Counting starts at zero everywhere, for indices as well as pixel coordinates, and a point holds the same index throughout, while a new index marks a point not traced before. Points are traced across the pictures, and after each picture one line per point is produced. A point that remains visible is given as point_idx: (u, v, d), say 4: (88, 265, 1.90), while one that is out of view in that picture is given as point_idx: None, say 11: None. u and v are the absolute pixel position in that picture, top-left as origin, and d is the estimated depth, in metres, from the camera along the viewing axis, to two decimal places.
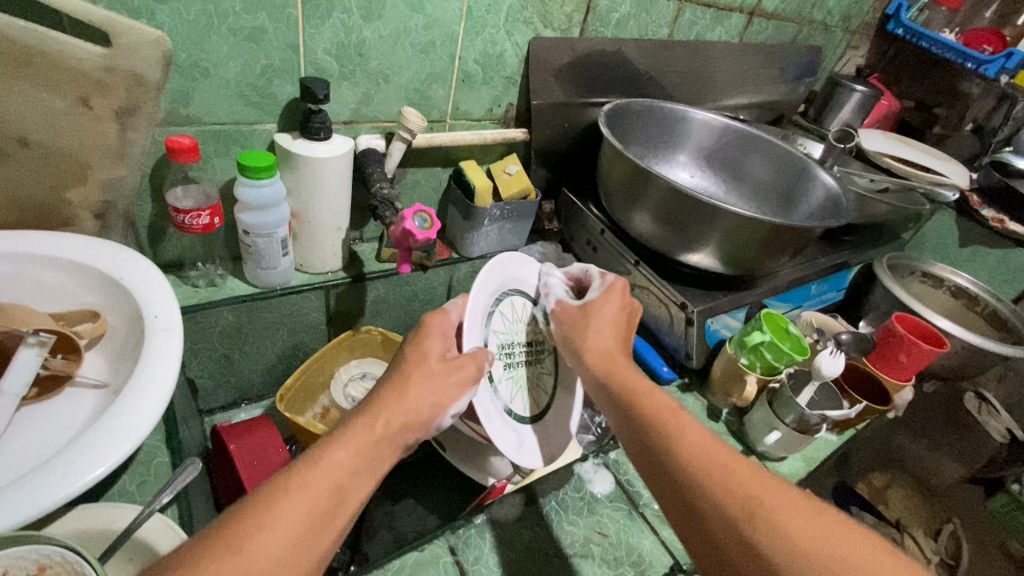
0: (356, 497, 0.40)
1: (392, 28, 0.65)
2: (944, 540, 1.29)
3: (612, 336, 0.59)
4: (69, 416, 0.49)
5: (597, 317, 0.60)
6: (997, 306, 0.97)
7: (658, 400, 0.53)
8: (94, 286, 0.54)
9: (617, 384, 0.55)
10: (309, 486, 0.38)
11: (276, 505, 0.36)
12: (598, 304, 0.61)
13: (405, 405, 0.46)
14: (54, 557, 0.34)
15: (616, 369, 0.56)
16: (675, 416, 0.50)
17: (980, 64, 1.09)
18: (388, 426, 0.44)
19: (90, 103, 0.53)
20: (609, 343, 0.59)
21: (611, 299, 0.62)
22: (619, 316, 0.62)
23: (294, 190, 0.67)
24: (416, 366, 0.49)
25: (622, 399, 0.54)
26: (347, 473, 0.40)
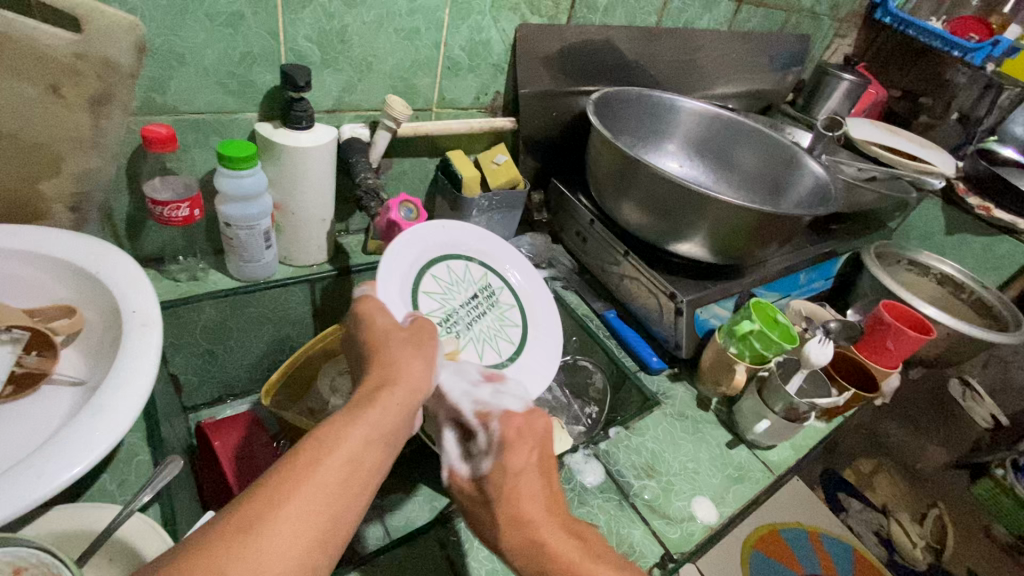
0: (372, 466, 0.39)
1: (375, 14, 0.64)
2: (930, 525, 1.31)
3: (533, 496, 0.45)
4: (46, 415, 0.48)
5: (500, 497, 0.45)
6: (982, 294, 0.98)
7: (611, 575, 0.40)
8: (70, 281, 0.53)
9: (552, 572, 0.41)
10: (315, 466, 0.36)
11: (285, 493, 0.34)
12: (499, 470, 0.46)
13: (404, 375, 0.44)
14: (29, 559, 0.33)
15: (548, 547, 0.42)
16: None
17: (967, 51, 1.12)
18: (390, 396, 0.42)
19: (60, 91, 0.51)
20: (534, 511, 0.44)
21: (516, 455, 0.47)
22: (531, 472, 0.46)
23: (276, 180, 0.65)
24: (392, 336, 0.48)
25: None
26: (358, 447, 0.38)
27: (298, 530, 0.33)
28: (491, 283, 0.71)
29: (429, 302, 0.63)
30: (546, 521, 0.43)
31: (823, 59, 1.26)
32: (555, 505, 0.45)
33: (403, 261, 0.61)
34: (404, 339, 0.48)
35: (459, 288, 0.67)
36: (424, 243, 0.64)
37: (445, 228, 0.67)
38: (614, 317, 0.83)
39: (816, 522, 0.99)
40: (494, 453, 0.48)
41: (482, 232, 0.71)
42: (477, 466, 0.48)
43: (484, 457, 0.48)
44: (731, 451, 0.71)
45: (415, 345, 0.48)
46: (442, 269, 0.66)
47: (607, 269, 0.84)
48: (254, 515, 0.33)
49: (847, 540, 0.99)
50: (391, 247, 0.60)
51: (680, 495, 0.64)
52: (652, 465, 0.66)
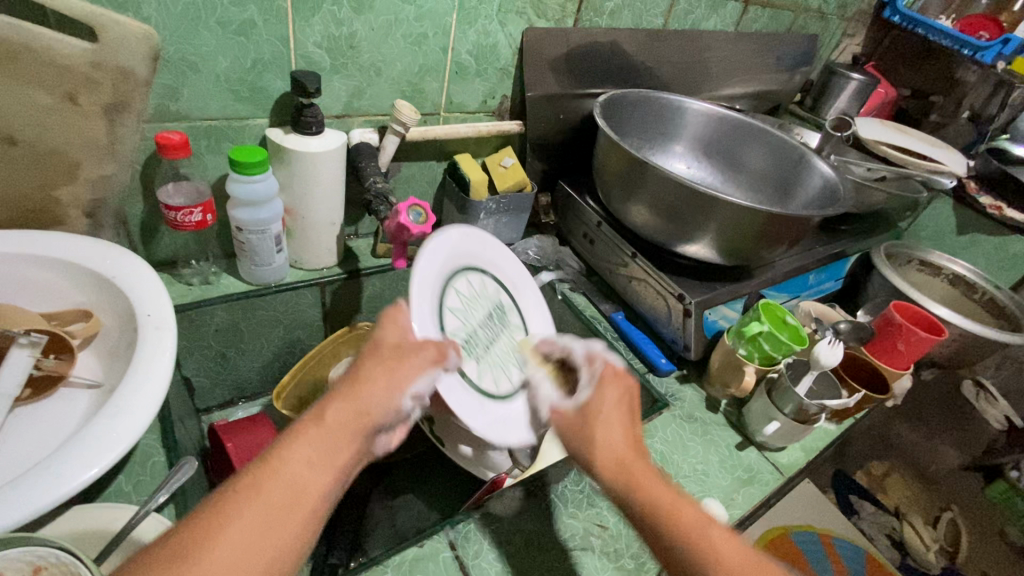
0: (317, 491, 0.38)
1: (383, 20, 0.64)
2: (944, 527, 1.29)
3: (620, 431, 0.49)
4: (64, 417, 0.48)
5: (598, 424, 0.49)
6: (995, 294, 0.97)
7: (687, 505, 0.43)
8: (87, 286, 0.53)
9: (638, 500, 0.44)
10: (253, 494, 0.36)
11: (225, 519, 0.34)
12: (595, 400, 0.50)
13: (359, 395, 0.43)
14: (49, 558, 0.34)
15: (634, 477, 0.45)
16: (714, 532, 0.42)
17: (977, 50, 1.08)
18: (336, 418, 0.42)
19: (77, 100, 0.52)
20: (619, 443, 0.48)
21: (607, 391, 0.51)
22: (620, 405, 0.51)
23: (287, 185, 0.66)
24: (369, 352, 0.46)
25: (644, 518, 0.43)
26: (301, 472, 0.38)
27: (234, 562, 0.33)
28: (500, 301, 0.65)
29: (452, 320, 0.56)
30: (629, 454, 0.47)
31: (831, 59, 1.25)
32: (636, 441, 0.49)
33: (432, 272, 0.54)
34: (380, 358, 0.46)
35: (476, 304, 0.61)
36: (449, 252, 0.58)
37: (466, 236, 0.62)
38: (622, 319, 0.83)
39: (827, 525, 0.98)
40: (592, 385, 0.52)
41: (491, 241, 0.66)
42: (576, 398, 0.52)
43: (583, 388, 0.53)
44: (741, 453, 0.71)
45: (389, 367, 0.45)
46: (462, 282, 0.60)
47: (615, 271, 0.85)
48: (191, 544, 0.33)
49: (858, 543, 0.98)
50: (422, 253, 0.53)
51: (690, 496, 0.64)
52: (661, 467, 0.66)
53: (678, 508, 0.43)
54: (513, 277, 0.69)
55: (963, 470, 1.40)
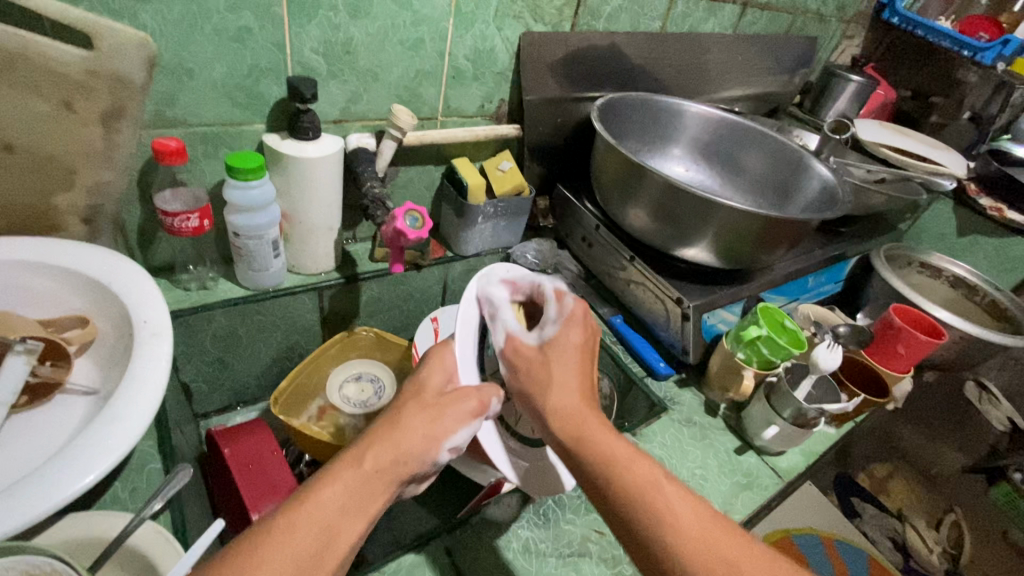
0: (351, 536, 0.39)
1: (379, 25, 0.65)
2: (945, 530, 1.30)
3: (575, 383, 0.51)
4: (60, 424, 0.48)
5: (557, 363, 0.53)
6: (996, 296, 0.96)
7: (639, 464, 0.45)
8: (83, 291, 0.54)
9: (589, 454, 0.46)
10: (292, 532, 0.36)
11: (260, 554, 0.35)
12: (559, 340, 0.54)
13: (399, 439, 0.44)
14: (43, 567, 0.34)
15: (587, 434, 0.47)
16: (667, 491, 0.43)
17: (977, 51, 1.08)
18: (375, 462, 0.42)
19: (73, 107, 0.52)
20: (573, 395, 0.50)
21: (570, 333, 0.55)
22: (571, 350, 0.54)
23: (284, 190, 0.66)
24: (414, 397, 0.48)
25: (596, 476, 0.45)
26: (335, 513, 0.39)
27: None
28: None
29: (496, 360, 0.58)
30: (582, 414, 0.49)
31: (830, 61, 1.25)
32: (588, 394, 0.51)
33: (472, 316, 0.57)
34: (424, 408, 0.47)
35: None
36: (492, 291, 0.58)
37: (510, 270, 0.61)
38: (620, 322, 0.83)
39: (830, 528, 0.98)
40: (559, 322, 0.56)
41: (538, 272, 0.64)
42: (542, 334, 0.55)
43: (548, 325, 0.56)
44: (740, 457, 0.71)
45: (432, 416, 0.47)
46: None
47: (613, 274, 0.84)
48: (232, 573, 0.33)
49: (861, 546, 0.97)
50: (466, 293, 0.57)
51: None
52: None
53: (630, 465, 0.44)
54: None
55: (965, 472, 1.39)
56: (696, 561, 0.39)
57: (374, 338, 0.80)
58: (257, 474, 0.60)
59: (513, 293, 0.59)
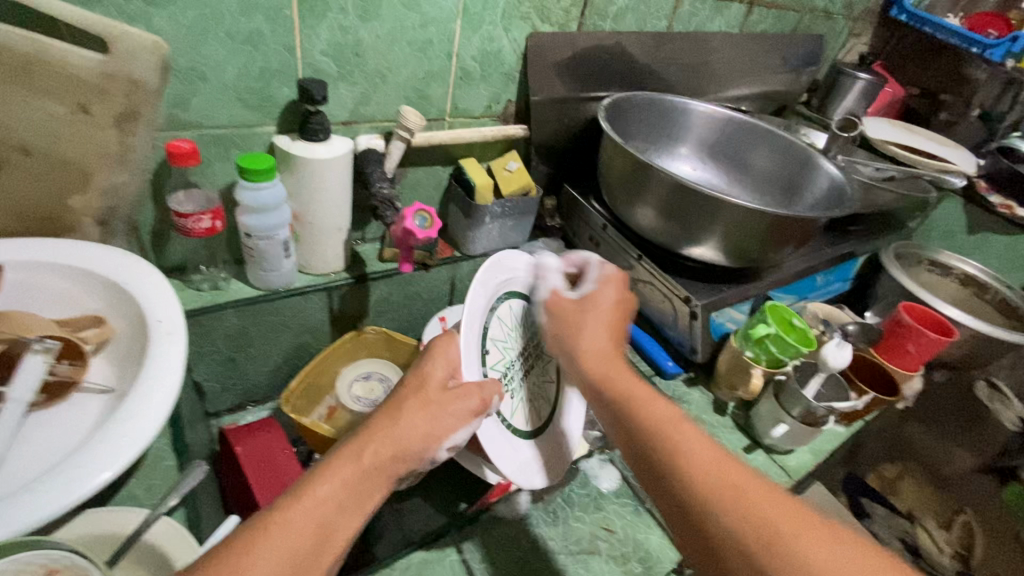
0: (344, 534, 0.39)
1: (388, 27, 0.65)
2: (956, 531, 1.28)
3: (606, 335, 0.56)
4: (76, 422, 0.49)
5: (592, 314, 0.58)
6: (1006, 294, 0.96)
7: (659, 404, 0.49)
8: (100, 292, 0.54)
9: (614, 391, 0.51)
10: (287, 528, 0.37)
11: (255, 548, 0.35)
12: (596, 296, 0.59)
13: (398, 434, 0.45)
14: (64, 561, 0.35)
15: (614, 375, 0.53)
16: (684, 429, 0.46)
17: (985, 48, 1.07)
18: (375, 458, 0.43)
19: (89, 110, 0.53)
20: (604, 345, 0.55)
21: (607, 292, 0.60)
22: (609, 310, 0.58)
23: (294, 192, 0.67)
24: (416, 391, 0.48)
25: (622, 409, 0.49)
26: (331, 509, 0.39)
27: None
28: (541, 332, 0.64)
29: (493, 354, 0.56)
30: (611, 358, 0.54)
31: (837, 59, 1.24)
32: (618, 347, 0.56)
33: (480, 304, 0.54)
34: (425, 403, 0.47)
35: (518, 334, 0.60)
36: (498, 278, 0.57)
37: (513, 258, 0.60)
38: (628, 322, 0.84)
39: None
40: (597, 283, 0.61)
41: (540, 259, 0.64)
42: (582, 291, 0.61)
43: (587, 285, 0.62)
44: (748, 455, 0.71)
45: (433, 412, 0.47)
46: (505, 310, 0.59)
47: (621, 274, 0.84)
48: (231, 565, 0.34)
49: None
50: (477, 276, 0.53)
51: None
52: None
53: (648, 402, 0.49)
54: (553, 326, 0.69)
55: (976, 472, 1.39)
56: (699, 482, 0.41)
57: (383, 338, 0.79)
58: (269, 472, 0.61)
59: (565, 264, 0.64)
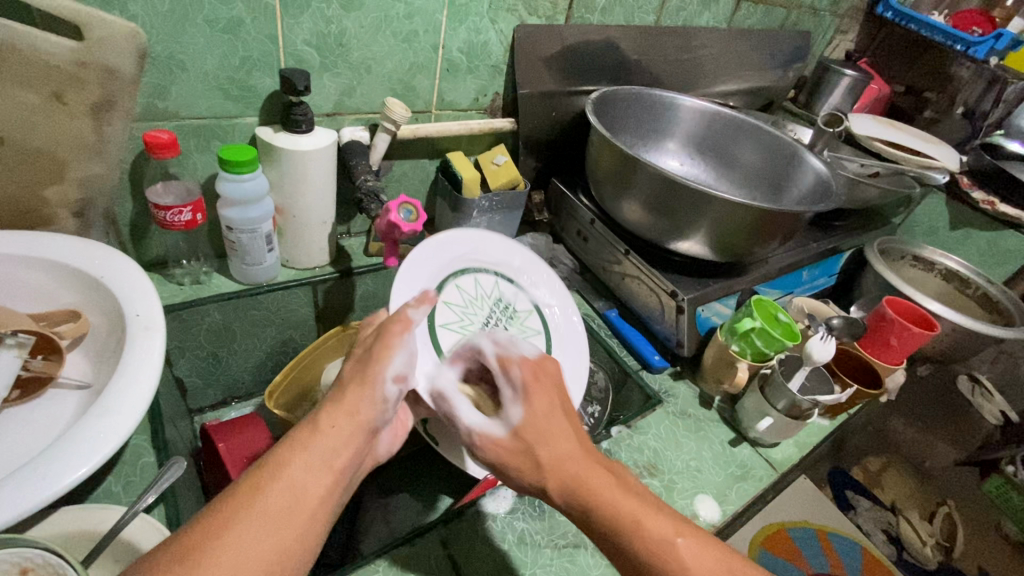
0: (318, 489, 0.39)
1: (373, 17, 0.64)
2: (939, 522, 1.29)
3: (569, 446, 0.47)
4: (53, 417, 0.48)
5: (539, 446, 0.47)
6: (988, 289, 0.97)
7: (627, 498, 0.44)
8: (75, 285, 0.53)
9: (598, 513, 0.44)
10: (251, 498, 0.36)
11: (228, 517, 0.35)
12: (528, 418, 0.49)
13: (343, 399, 0.44)
14: (36, 559, 0.34)
15: (590, 486, 0.45)
16: (682, 543, 0.42)
17: (969, 46, 1.10)
18: (329, 421, 0.42)
19: (64, 99, 0.52)
20: (572, 461, 0.46)
21: (538, 403, 0.50)
22: (555, 417, 0.49)
23: (277, 184, 0.66)
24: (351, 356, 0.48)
25: (609, 531, 0.43)
26: (297, 469, 0.39)
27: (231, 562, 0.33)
28: (508, 296, 0.65)
29: (449, 334, 0.58)
30: (583, 463, 0.46)
31: (824, 56, 1.25)
32: (585, 449, 0.48)
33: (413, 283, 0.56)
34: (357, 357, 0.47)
35: (478, 306, 0.62)
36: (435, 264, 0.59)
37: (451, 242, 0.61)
38: (615, 316, 0.84)
39: (825, 521, 0.99)
40: (520, 399, 0.50)
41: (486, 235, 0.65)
42: (507, 416, 0.50)
43: (511, 402, 0.51)
44: (734, 448, 0.72)
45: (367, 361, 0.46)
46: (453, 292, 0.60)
47: (609, 268, 0.84)
48: (198, 542, 0.33)
49: (854, 538, 0.97)
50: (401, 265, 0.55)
51: (683, 493, 0.64)
52: (653, 464, 0.66)
53: (622, 504, 0.44)
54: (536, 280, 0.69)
55: (960, 465, 1.41)
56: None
57: None
58: (252, 468, 0.60)
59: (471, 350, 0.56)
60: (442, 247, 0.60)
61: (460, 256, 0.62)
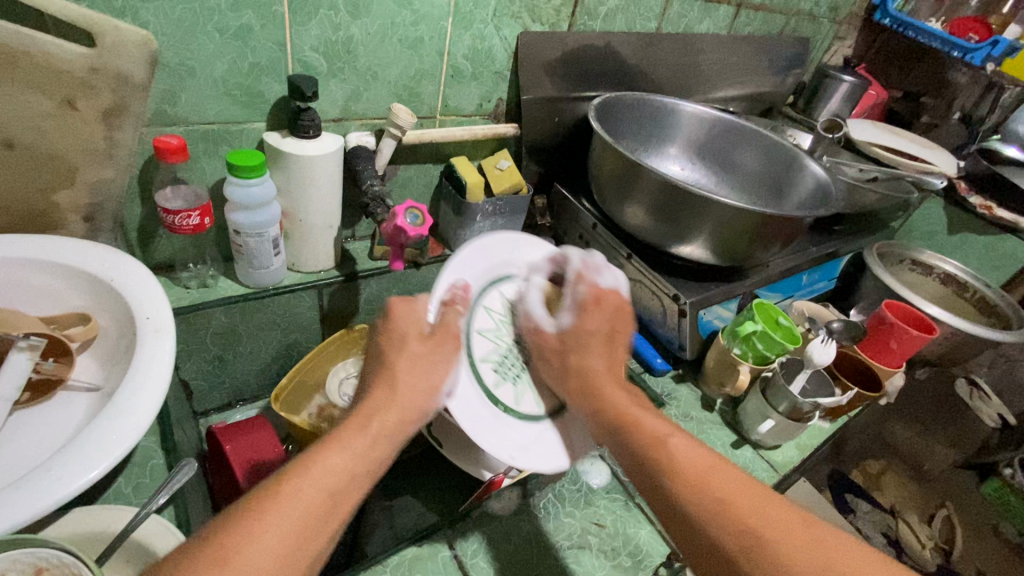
0: (350, 497, 0.39)
1: (380, 24, 0.65)
2: (938, 525, 1.29)
3: (598, 356, 0.56)
4: (63, 420, 0.49)
5: (576, 350, 0.57)
6: (985, 292, 0.98)
7: (655, 420, 0.49)
8: (86, 289, 0.54)
9: (602, 401, 0.52)
10: (298, 493, 0.37)
11: (267, 515, 0.35)
12: (577, 326, 0.58)
13: (402, 400, 0.46)
14: (51, 559, 0.34)
15: (599, 388, 0.54)
16: (672, 441, 0.46)
17: (965, 52, 1.10)
18: (382, 424, 0.44)
19: (76, 104, 0.52)
20: (598, 368, 0.55)
21: (590, 318, 0.58)
22: (599, 336, 0.58)
23: (284, 188, 0.67)
24: (399, 353, 0.49)
25: (612, 421, 0.50)
26: (342, 475, 0.39)
27: (275, 560, 0.33)
28: (553, 309, 0.63)
29: (483, 342, 0.57)
30: (606, 379, 0.55)
31: (823, 62, 1.26)
32: (613, 368, 0.56)
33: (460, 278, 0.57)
34: (418, 353, 0.49)
35: (517, 318, 0.61)
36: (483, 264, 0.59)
37: (502, 246, 0.61)
38: None
39: (825, 524, 0.99)
40: (574, 311, 0.59)
41: (540, 244, 0.64)
42: (561, 322, 0.59)
43: (565, 314, 0.60)
44: (736, 451, 0.72)
45: (424, 366, 0.49)
46: (494, 299, 0.60)
47: None
48: (231, 543, 0.33)
49: None
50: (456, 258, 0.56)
51: None
52: None
53: (649, 423, 0.48)
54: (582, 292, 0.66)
55: (957, 467, 1.43)
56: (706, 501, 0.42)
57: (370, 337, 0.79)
58: (258, 470, 0.60)
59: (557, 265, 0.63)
60: (485, 251, 0.59)
61: (505, 260, 0.62)
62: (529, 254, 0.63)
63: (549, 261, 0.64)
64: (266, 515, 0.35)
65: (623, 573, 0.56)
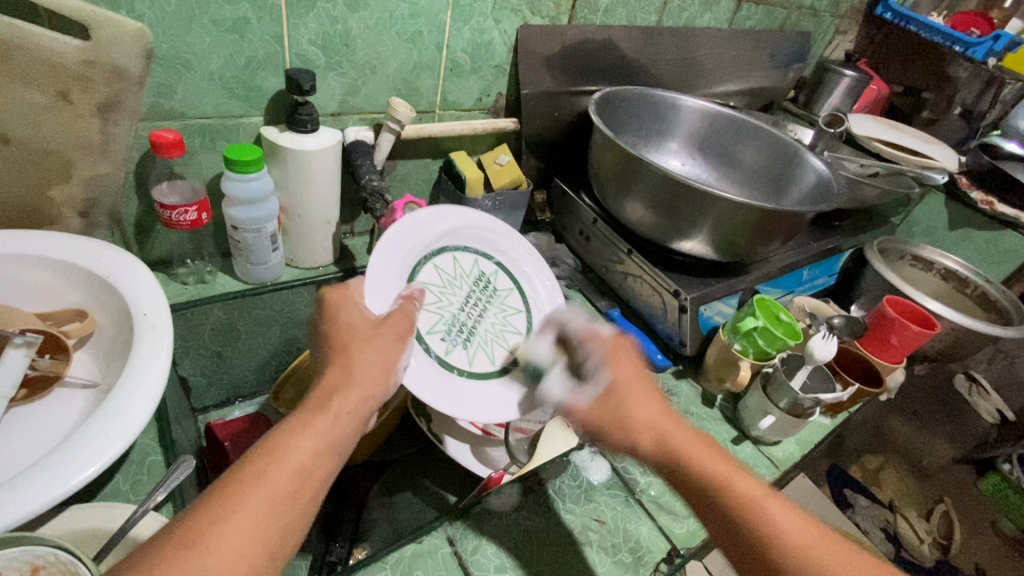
0: (319, 476, 0.39)
1: (378, 17, 0.64)
2: (936, 521, 1.31)
3: (652, 404, 0.50)
4: (61, 416, 0.49)
5: (630, 406, 0.49)
6: (987, 289, 0.97)
7: (740, 476, 0.44)
8: (82, 285, 0.53)
9: (686, 466, 0.45)
10: (263, 477, 0.36)
11: (232, 501, 0.34)
12: (615, 381, 0.51)
13: (357, 382, 0.44)
14: (48, 557, 0.34)
15: (675, 445, 0.47)
16: (768, 503, 0.42)
17: (969, 47, 1.10)
18: (342, 403, 0.42)
19: (70, 98, 0.52)
20: (656, 414, 0.49)
21: (621, 365, 0.52)
22: (643, 385, 0.51)
23: (282, 183, 0.66)
24: (350, 335, 0.47)
25: (696, 482, 0.45)
26: (308, 455, 0.38)
27: (244, 545, 0.33)
28: (487, 272, 0.65)
29: (429, 316, 0.59)
30: (673, 426, 0.48)
31: (824, 56, 1.26)
32: (670, 412, 0.50)
33: (396, 262, 0.56)
34: (368, 334, 0.47)
35: (457, 286, 0.62)
36: (413, 241, 0.58)
37: (425, 222, 0.60)
38: (618, 315, 0.82)
39: (824, 519, 0.99)
40: (604, 366, 0.52)
41: (461, 215, 0.64)
42: (595, 381, 0.52)
43: (594, 372, 0.53)
44: (736, 447, 0.72)
45: (376, 345, 0.46)
46: (431, 272, 0.60)
47: (611, 268, 0.85)
48: (197, 531, 0.33)
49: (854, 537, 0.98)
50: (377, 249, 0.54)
51: None
52: None
53: (734, 480, 0.44)
54: (520, 255, 0.69)
55: (953, 464, 1.42)
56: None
57: None
58: None
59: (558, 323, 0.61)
60: (409, 231, 0.58)
61: (434, 238, 0.61)
62: (455, 224, 0.63)
63: (463, 231, 0.64)
64: (233, 500, 0.34)
65: (622, 570, 0.56)
